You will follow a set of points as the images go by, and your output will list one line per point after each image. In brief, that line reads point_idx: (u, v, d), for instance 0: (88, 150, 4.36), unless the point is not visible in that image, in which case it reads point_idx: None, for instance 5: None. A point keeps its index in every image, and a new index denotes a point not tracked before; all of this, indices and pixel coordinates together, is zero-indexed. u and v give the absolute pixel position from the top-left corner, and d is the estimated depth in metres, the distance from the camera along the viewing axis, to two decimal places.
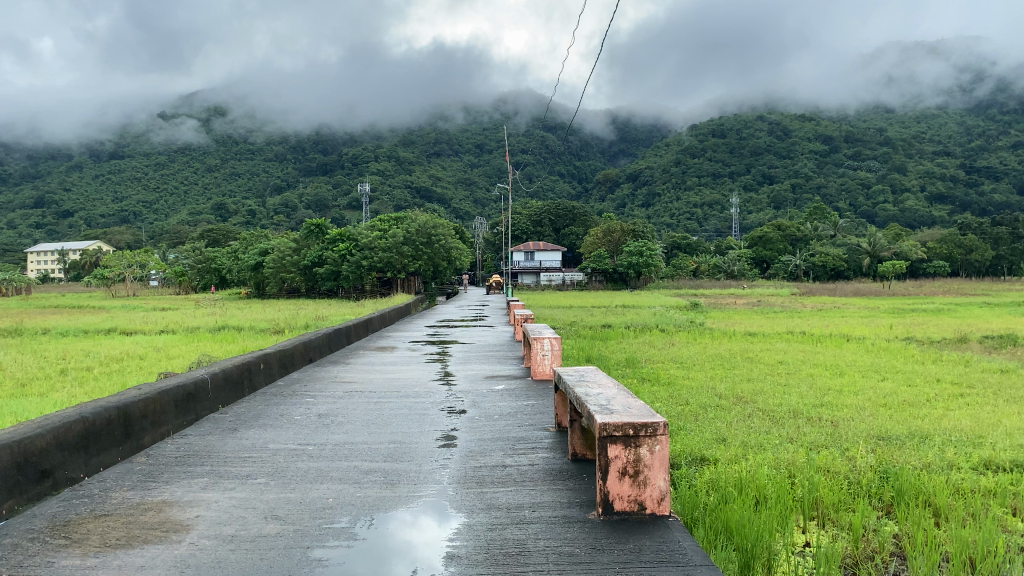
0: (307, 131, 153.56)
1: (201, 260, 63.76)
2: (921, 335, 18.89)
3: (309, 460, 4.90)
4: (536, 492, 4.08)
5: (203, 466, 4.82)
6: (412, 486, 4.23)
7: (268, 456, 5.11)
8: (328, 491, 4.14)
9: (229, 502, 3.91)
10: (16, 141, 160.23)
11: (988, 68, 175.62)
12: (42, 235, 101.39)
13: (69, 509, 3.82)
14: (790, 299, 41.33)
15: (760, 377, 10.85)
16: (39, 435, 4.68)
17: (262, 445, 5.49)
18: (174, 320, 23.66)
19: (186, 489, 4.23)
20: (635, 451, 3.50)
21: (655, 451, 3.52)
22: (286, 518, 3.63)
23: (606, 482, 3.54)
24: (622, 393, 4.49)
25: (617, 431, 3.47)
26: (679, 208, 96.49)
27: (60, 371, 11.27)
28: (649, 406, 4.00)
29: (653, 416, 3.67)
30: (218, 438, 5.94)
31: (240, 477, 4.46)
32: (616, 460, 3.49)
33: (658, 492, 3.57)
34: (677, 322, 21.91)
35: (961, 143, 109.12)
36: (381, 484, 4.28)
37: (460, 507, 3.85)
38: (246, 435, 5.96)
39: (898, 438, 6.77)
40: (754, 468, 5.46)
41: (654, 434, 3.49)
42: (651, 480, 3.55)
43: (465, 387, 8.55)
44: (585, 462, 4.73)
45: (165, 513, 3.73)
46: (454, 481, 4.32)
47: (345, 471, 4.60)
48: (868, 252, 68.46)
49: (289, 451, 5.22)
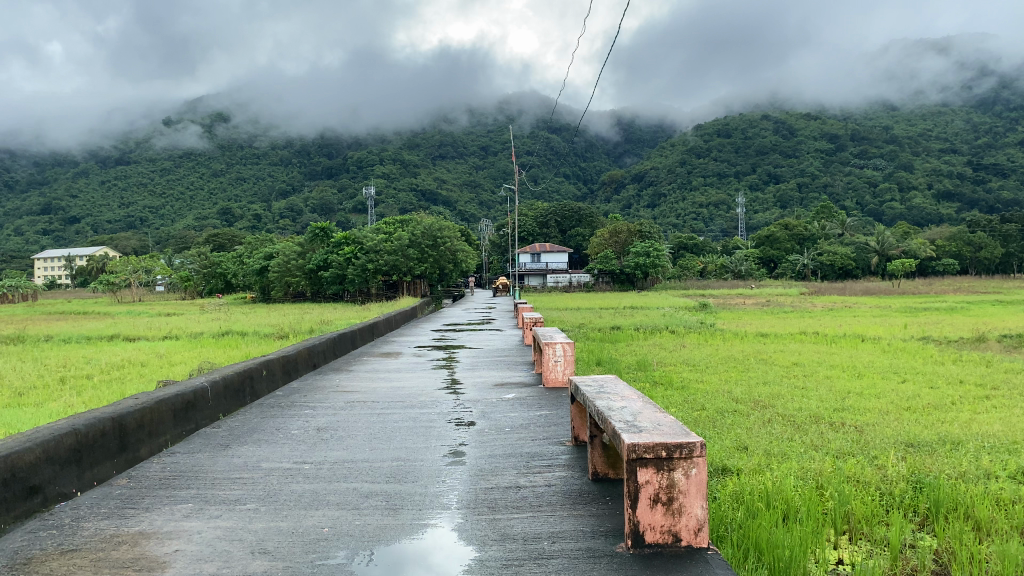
0: (311, 136, 154.39)
1: (207, 264, 63.91)
2: (936, 334, 18.45)
3: (305, 482, 4.62)
4: (555, 521, 3.79)
5: (188, 490, 4.53)
6: (416, 512, 3.95)
7: (260, 476, 4.82)
8: (323, 517, 3.88)
9: (212, 533, 3.64)
10: (22, 150, 161.42)
11: (992, 65, 174.40)
12: (49, 241, 102.08)
13: (33, 543, 3.53)
14: (800, 299, 40.63)
15: (776, 380, 10.54)
16: (28, 449, 4.45)
17: (256, 463, 5.22)
18: (177, 326, 23.41)
19: (166, 518, 3.93)
20: (669, 476, 3.21)
21: (691, 475, 3.24)
22: (275, 552, 3.35)
23: (636, 511, 3.25)
24: (648, 406, 4.22)
25: (649, 453, 3.18)
26: (685, 208, 96.13)
27: (60, 380, 11.04)
28: (681, 423, 3.71)
29: (689, 435, 3.39)
30: (209, 455, 5.64)
31: (230, 502, 4.19)
32: (646, 487, 3.21)
33: (696, 522, 3.27)
34: (688, 323, 21.60)
35: (968, 139, 108.46)
36: (382, 510, 3.99)
37: (472, 537, 3.57)
38: (240, 452, 5.69)
39: (928, 445, 6.43)
40: (780, 479, 5.17)
41: (689, 457, 3.22)
42: (686, 508, 3.25)
43: (474, 395, 8.29)
44: (608, 481, 4.45)
45: (140, 547, 3.45)
46: (463, 508, 4.03)
47: (344, 495, 4.32)
48: (876, 251, 67.90)
49: (284, 471, 4.93)
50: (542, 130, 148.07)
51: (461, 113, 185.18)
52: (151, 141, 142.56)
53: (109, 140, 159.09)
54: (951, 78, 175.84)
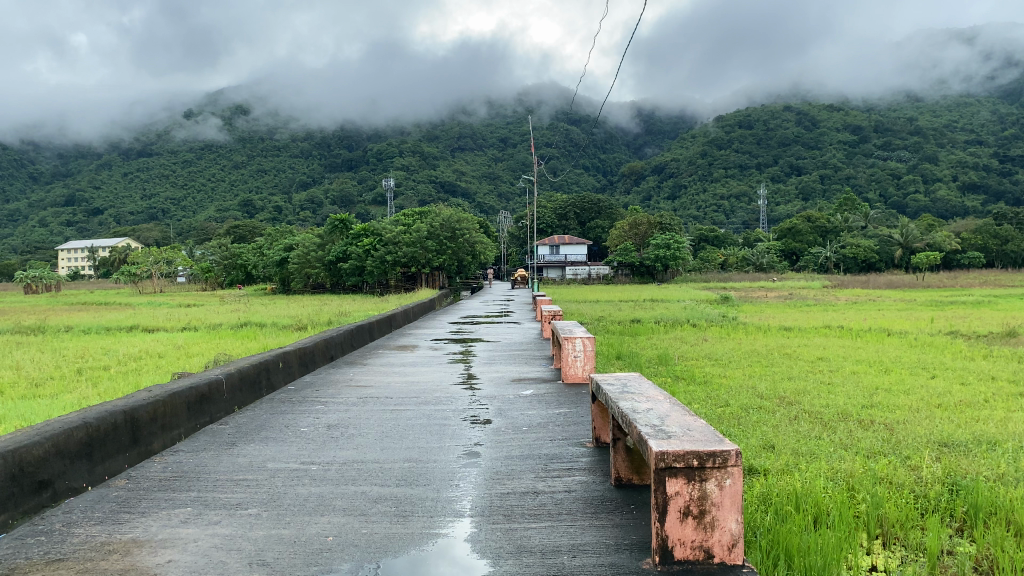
0: (331, 127, 155.30)
1: (228, 256, 64.37)
2: (965, 329, 17.93)
3: (311, 484, 4.48)
4: (575, 531, 3.62)
5: (189, 492, 4.40)
6: (428, 519, 3.80)
7: (265, 478, 4.68)
8: (329, 525, 3.73)
9: (208, 542, 3.51)
10: (47, 141, 163.83)
11: (1017, 56, 171.02)
12: (73, 232, 103.55)
13: (20, 551, 3.41)
14: (822, 292, 39.96)
15: (801, 374, 10.26)
16: (36, 442, 4.34)
17: (261, 464, 5.08)
18: (197, 317, 23.48)
19: (163, 523, 3.81)
20: (700, 486, 3.05)
21: (725, 487, 3.07)
22: (274, 565, 3.21)
23: (664, 525, 3.07)
24: (676, 409, 4.04)
25: (678, 461, 3.02)
26: (706, 200, 95.31)
27: (76, 371, 11.02)
28: (712, 429, 3.51)
29: (722, 441, 3.21)
30: (214, 454, 5.48)
31: (231, 507, 4.06)
32: (676, 499, 3.04)
33: (729, 536, 3.07)
34: (709, 317, 21.18)
35: (994, 130, 106.26)
36: (390, 517, 3.84)
37: (488, 548, 3.40)
38: (246, 450, 5.55)
39: (962, 445, 6.17)
40: (809, 480, 4.94)
41: (724, 466, 3.05)
42: (721, 522, 3.06)
43: (490, 391, 8.12)
44: (632, 487, 4.27)
45: (130, 557, 3.33)
46: (477, 515, 3.86)
47: (351, 498, 4.17)
48: (900, 244, 66.73)
49: (289, 473, 4.80)
50: (561, 122, 147.00)
51: (479, 104, 184.40)
52: (173, 133, 143.78)
53: (131, 133, 160.72)
54: (976, 68, 172.46)
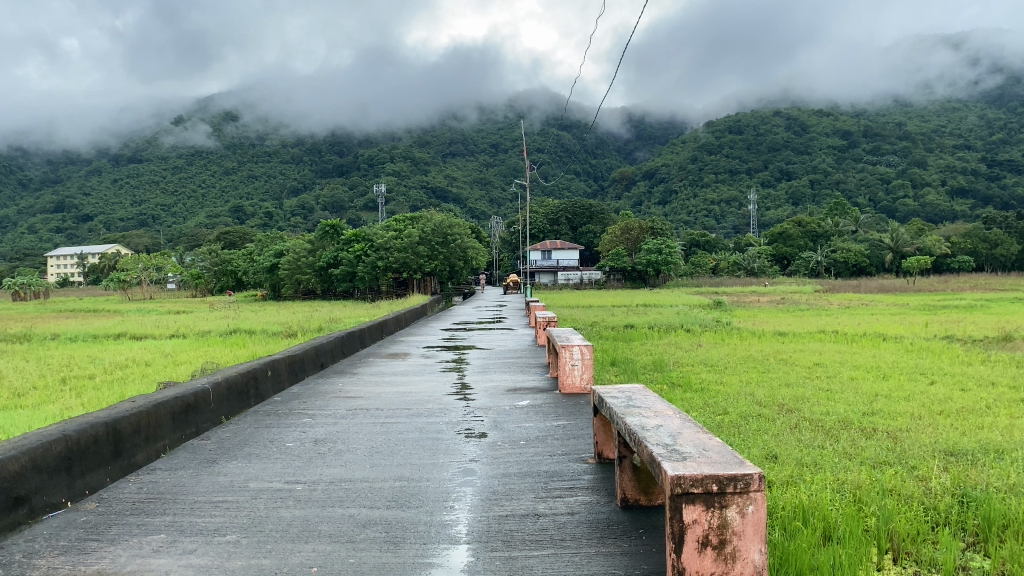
0: (322, 133, 155.42)
1: (218, 262, 64.04)
2: (959, 333, 17.86)
3: (295, 507, 4.27)
4: (580, 561, 3.42)
5: (163, 516, 4.20)
6: (422, 547, 3.61)
7: (246, 500, 4.47)
8: (313, 553, 3.54)
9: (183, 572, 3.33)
10: (37, 148, 163.13)
11: (1002, 60, 172.72)
12: (62, 238, 102.99)
13: None
14: (815, 297, 39.99)
15: (798, 381, 10.13)
16: (11, 458, 4.12)
17: (243, 484, 4.87)
18: (186, 324, 23.23)
19: (132, 553, 3.60)
20: (720, 513, 2.90)
21: (747, 513, 2.92)
22: None
23: (682, 555, 2.89)
24: (687, 426, 3.86)
25: (696, 487, 2.87)
26: (697, 205, 95.57)
27: (60, 380, 10.74)
28: (730, 449, 3.34)
29: (742, 464, 3.05)
30: (192, 474, 5.23)
31: (209, 533, 3.86)
32: (695, 528, 2.88)
33: (752, 569, 2.92)
34: (703, 322, 21.04)
35: (982, 135, 107.12)
36: (381, 544, 3.65)
37: None
38: (226, 469, 5.32)
39: (969, 454, 6.03)
40: (815, 493, 4.78)
41: (746, 491, 2.90)
42: (743, 552, 2.90)
43: (486, 402, 7.93)
44: (638, 509, 4.11)
45: None
46: (476, 542, 3.67)
47: (338, 523, 3.98)
48: (890, 248, 67.34)
49: (274, 493, 4.60)
50: (552, 128, 147.26)
51: (470, 109, 184.99)
52: (162, 138, 143.25)
53: (121, 139, 160.13)
54: (962, 73, 174.19)
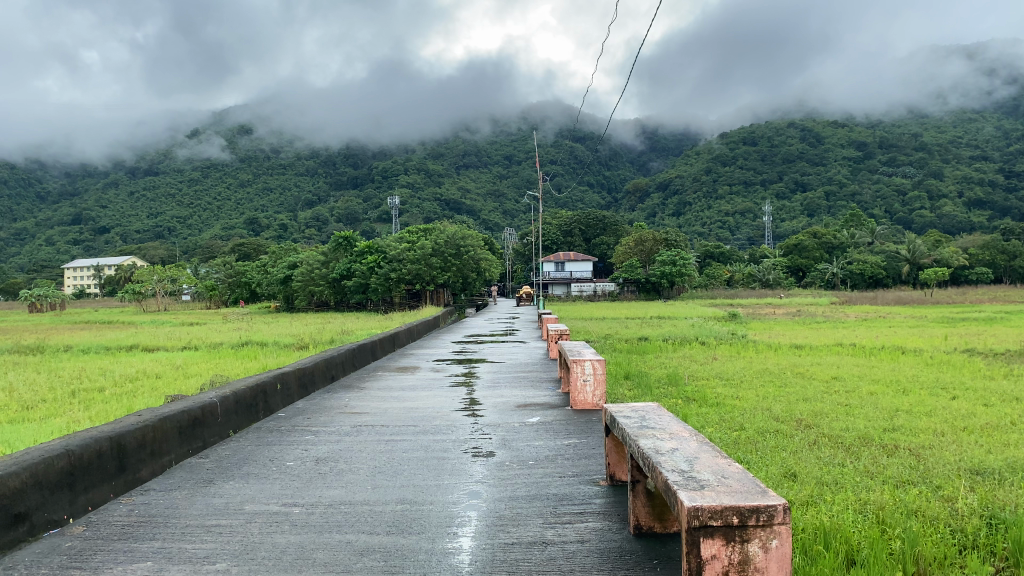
0: (337, 146, 156.71)
1: (232, 274, 64.46)
2: (980, 346, 17.48)
3: (290, 532, 4.16)
4: None
5: (152, 542, 4.09)
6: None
7: (240, 524, 4.36)
8: None
9: None
10: (55, 161, 165.42)
11: (1018, 71, 171.58)
12: (79, 251, 104.09)
13: None
14: (831, 309, 39.58)
15: (817, 395, 9.91)
16: (11, 474, 4.03)
17: (239, 506, 4.77)
18: (198, 336, 23.15)
19: None
20: (742, 548, 2.74)
21: (771, 547, 2.76)
22: None
23: None
24: (703, 450, 3.70)
25: (714, 516, 2.73)
26: (711, 217, 95.13)
27: (70, 393, 10.71)
28: (749, 475, 3.20)
29: (764, 493, 2.90)
30: (187, 495, 5.12)
31: (198, 561, 3.75)
32: (714, 562, 2.73)
33: None
34: (717, 334, 20.79)
35: (1000, 146, 105.94)
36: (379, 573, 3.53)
37: None
38: (222, 490, 5.20)
39: (995, 472, 5.82)
40: (838, 515, 4.58)
41: (768, 524, 2.75)
42: None
43: (493, 418, 7.78)
44: (652, 535, 3.95)
45: None
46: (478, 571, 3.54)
47: (333, 550, 3.86)
48: (907, 259, 66.46)
49: (268, 516, 4.48)
50: (565, 139, 147.50)
51: (483, 122, 185.91)
52: (177, 151, 144.70)
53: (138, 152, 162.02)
54: (977, 84, 173.22)
